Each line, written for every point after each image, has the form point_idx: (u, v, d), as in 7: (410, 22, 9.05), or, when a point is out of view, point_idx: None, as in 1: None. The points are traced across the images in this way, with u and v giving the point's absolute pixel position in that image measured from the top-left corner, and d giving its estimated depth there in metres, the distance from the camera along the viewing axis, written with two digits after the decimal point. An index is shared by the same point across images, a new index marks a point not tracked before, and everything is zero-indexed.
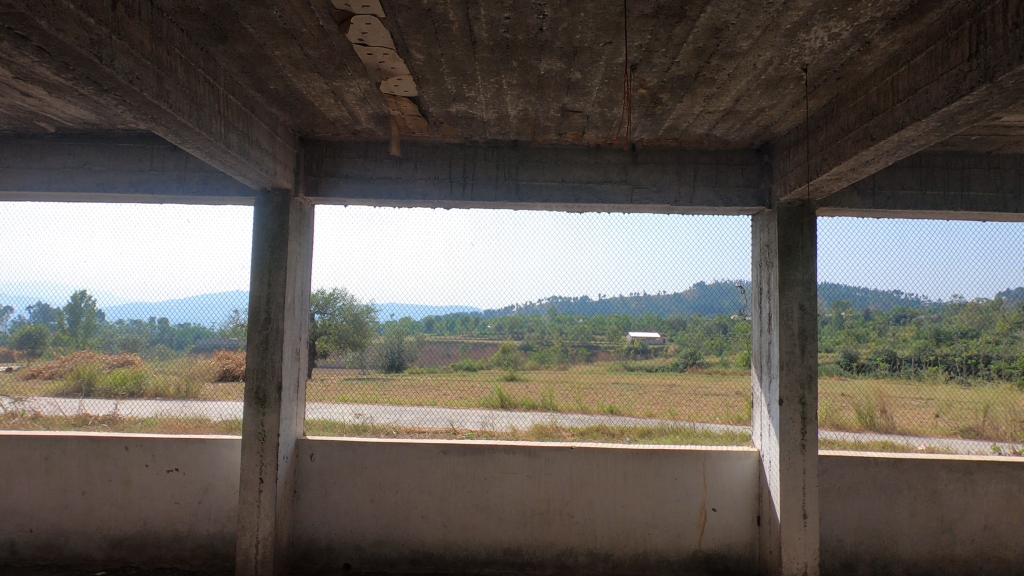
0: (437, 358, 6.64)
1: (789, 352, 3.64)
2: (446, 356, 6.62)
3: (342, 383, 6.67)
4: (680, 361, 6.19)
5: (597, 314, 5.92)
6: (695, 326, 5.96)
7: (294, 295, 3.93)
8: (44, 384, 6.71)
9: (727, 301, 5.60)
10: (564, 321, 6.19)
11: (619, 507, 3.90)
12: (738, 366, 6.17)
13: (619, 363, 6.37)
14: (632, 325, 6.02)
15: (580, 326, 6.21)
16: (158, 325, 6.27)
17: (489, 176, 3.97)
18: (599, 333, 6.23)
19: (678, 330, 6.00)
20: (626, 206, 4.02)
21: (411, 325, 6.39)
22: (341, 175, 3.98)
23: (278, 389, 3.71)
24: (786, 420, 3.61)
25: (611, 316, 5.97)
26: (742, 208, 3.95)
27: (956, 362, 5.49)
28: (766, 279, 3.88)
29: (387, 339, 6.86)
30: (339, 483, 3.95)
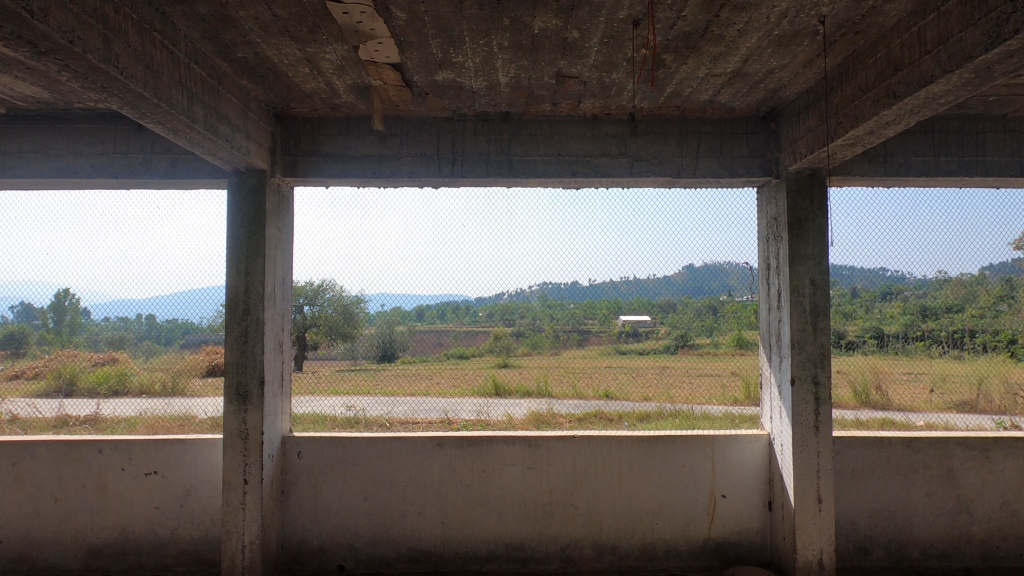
0: (428, 347, 6.49)
1: (801, 330, 3.46)
2: (438, 345, 6.52)
3: (332, 375, 6.30)
4: (672, 343, 6.14)
5: (588, 299, 5.84)
6: (685, 309, 5.90)
7: (275, 283, 3.68)
8: (25, 384, 6.39)
9: (716, 282, 5.57)
10: (556, 307, 6.06)
11: (625, 496, 3.72)
12: (729, 345, 5.96)
13: (610, 346, 6.37)
14: (623, 308, 5.95)
15: (571, 311, 6.12)
16: (143, 321, 6.13)
17: (479, 151, 3.73)
18: (591, 318, 6.15)
19: (668, 312, 5.97)
20: (625, 180, 3.79)
21: (401, 314, 6.22)
22: (321, 154, 3.71)
23: (260, 384, 3.48)
24: (799, 402, 3.44)
25: (601, 300, 5.88)
26: (748, 179, 3.74)
27: (943, 336, 5.39)
28: (774, 253, 3.68)
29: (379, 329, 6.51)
30: (329, 480, 3.74)
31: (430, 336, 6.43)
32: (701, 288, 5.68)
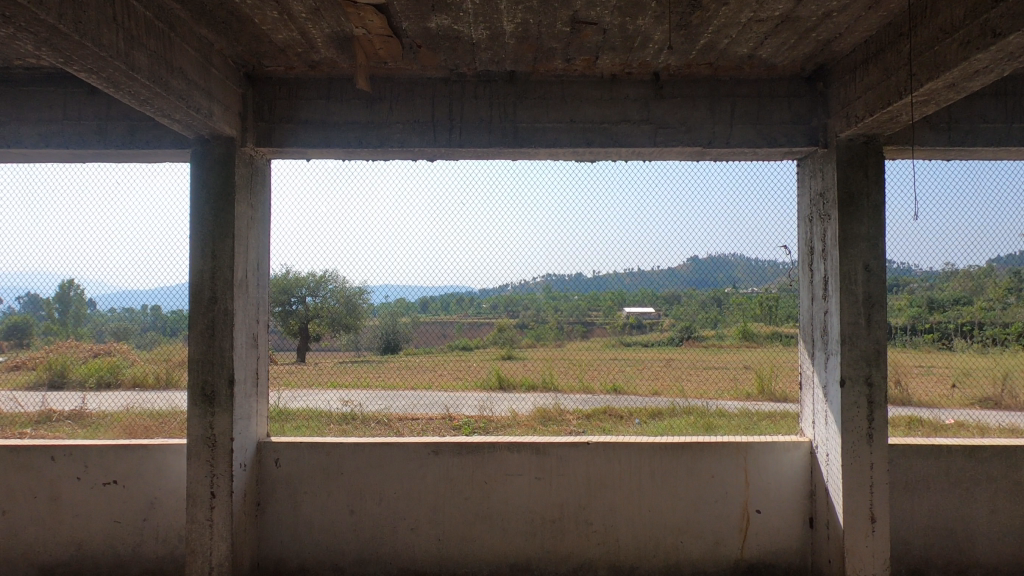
0: (433, 338, 6.00)
1: (853, 323, 2.98)
2: (442, 336, 6.00)
3: (336, 367, 6.41)
4: (677, 335, 5.93)
5: (591, 292, 5.29)
6: (692, 300, 5.51)
7: (248, 268, 3.22)
8: (17, 376, 6.56)
9: (719, 273, 5.08)
10: (557, 298, 5.41)
11: (646, 511, 3.27)
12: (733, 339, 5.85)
13: (615, 339, 6.11)
14: (628, 300, 5.39)
15: (574, 303, 5.57)
16: (149, 313, 5.30)
17: (481, 117, 3.25)
18: (595, 310, 5.69)
19: (672, 304, 5.56)
20: (648, 151, 3.31)
21: (404, 305, 5.69)
22: (300, 120, 3.24)
23: (229, 383, 3.03)
24: (850, 406, 2.97)
25: (606, 292, 5.31)
26: (789, 150, 3.25)
27: (951, 327, 5.30)
28: (820, 235, 3.20)
29: (382, 321, 6.09)
30: (311, 492, 3.31)
31: (432, 328, 5.92)
32: (706, 279, 5.18)
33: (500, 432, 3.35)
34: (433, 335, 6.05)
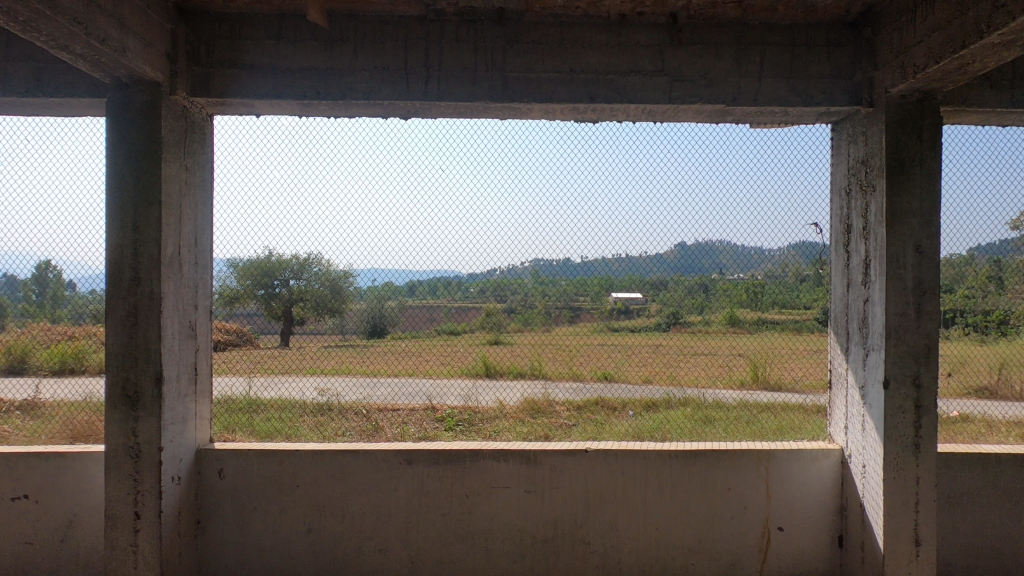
0: (420, 323, 5.54)
1: (900, 314, 2.54)
2: (430, 320, 5.51)
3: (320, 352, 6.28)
4: (664, 321, 5.50)
5: (580, 279, 4.77)
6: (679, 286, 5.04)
7: (183, 244, 2.69)
8: None
9: (707, 259, 4.65)
10: (547, 284, 4.92)
11: (652, 528, 2.83)
12: (721, 325, 5.53)
13: (602, 323, 5.60)
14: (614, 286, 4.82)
15: (563, 289, 5.02)
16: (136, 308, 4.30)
17: (463, 65, 2.72)
18: (581, 296, 5.13)
19: (660, 290, 5.04)
20: (660, 110, 2.81)
21: (393, 291, 5.11)
22: (244, 65, 2.68)
23: (156, 382, 2.51)
24: (894, 411, 2.53)
25: (592, 278, 4.70)
26: (826, 110, 2.76)
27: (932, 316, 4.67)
28: (860, 211, 2.73)
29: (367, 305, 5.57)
30: (261, 507, 2.82)
31: (418, 312, 5.40)
32: (693, 265, 4.73)
33: (484, 437, 2.88)
34: (418, 319, 5.57)
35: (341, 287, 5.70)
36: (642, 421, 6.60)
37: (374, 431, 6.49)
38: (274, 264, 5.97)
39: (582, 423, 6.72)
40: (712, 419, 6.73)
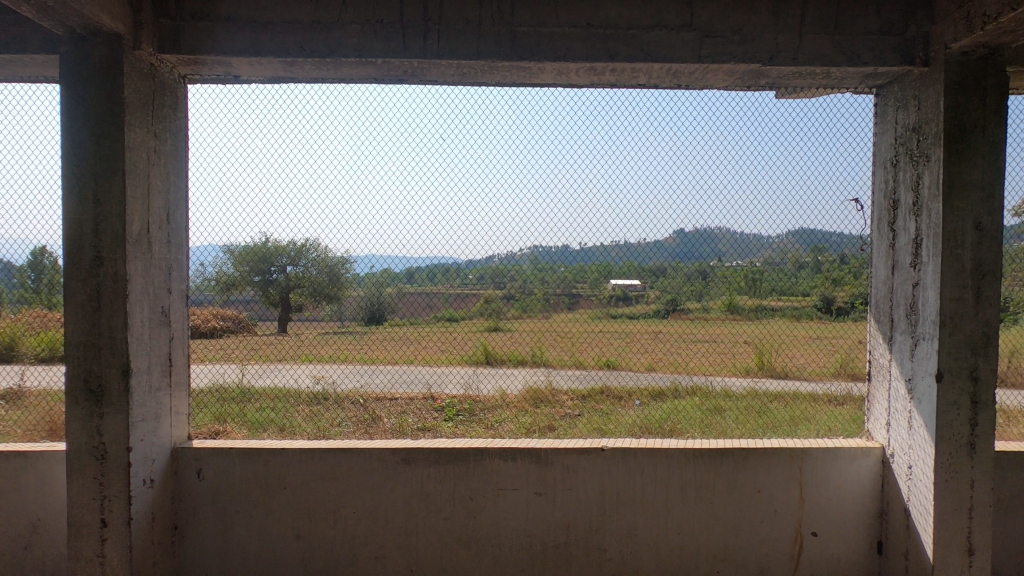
0: (418, 309, 5.29)
1: (957, 300, 2.26)
2: (429, 307, 5.25)
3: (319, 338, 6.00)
4: (663, 308, 5.24)
5: (579, 265, 4.54)
6: (678, 272, 4.85)
7: (153, 220, 2.40)
8: None
9: (707, 246, 4.42)
10: (545, 270, 4.71)
11: (674, 534, 2.59)
12: (718, 313, 5.30)
13: (602, 310, 5.34)
14: (615, 273, 4.64)
15: (563, 274, 4.78)
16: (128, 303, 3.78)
17: (467, 18, 2.41)
18: (581, 282, 4.87)
19: (658, 275, 4.82)
20: (687, 70, 2.51)
21: (393, 278, 4.86)
22: (218, 17, 2.37)
23: (122, 375, 2.23)
24: (948, 408, 2.27)
25: (592, 265, 4.51)
26: (873, 70, 2.47)
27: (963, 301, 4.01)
28: (910, 185, 2.45)
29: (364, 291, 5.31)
30: (245, 511, 2.56)
31: (417, 298, 5.15)
32: (692, 252, 4.52)
33: (489, 434, 2.63)
34: (416, 306, 5.34)
35: (338, 273, 5.44)
36: (649, 411, 6.44)
37: (371, 422, 6.28)
38: (270, 250, 5.68)
39: (587, 414, 6.51)
40: (721, 409, 6.53)
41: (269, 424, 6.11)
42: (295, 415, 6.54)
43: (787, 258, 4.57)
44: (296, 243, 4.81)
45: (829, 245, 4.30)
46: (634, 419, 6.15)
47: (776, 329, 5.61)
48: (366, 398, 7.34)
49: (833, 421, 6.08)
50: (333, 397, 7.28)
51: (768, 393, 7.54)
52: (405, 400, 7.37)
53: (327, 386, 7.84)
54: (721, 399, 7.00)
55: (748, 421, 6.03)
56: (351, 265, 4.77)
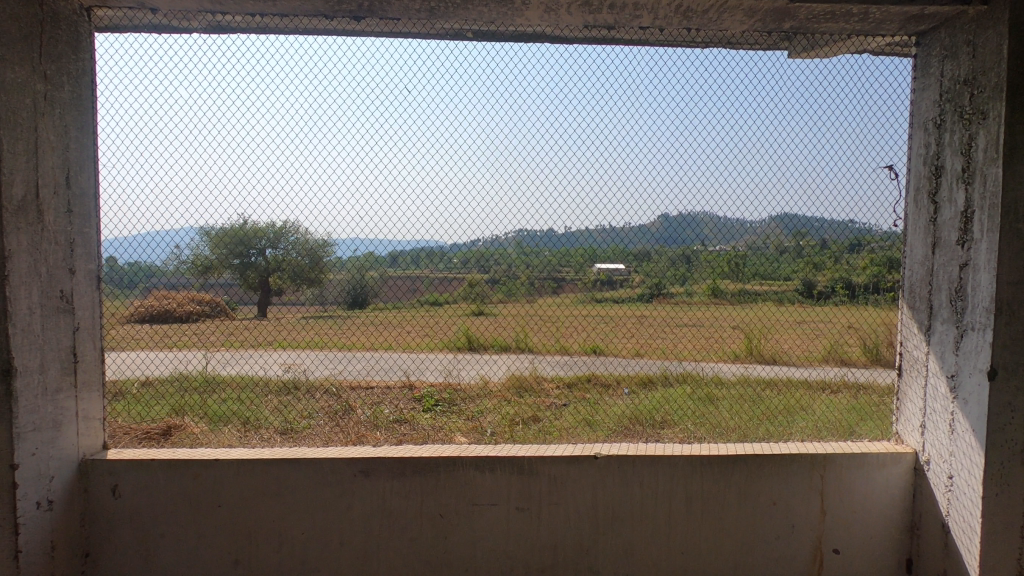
0: (400, 293, 4.96)
1: (1017, 284, 1.91)
2: (412, 291, 4.94)
3: (299, 323, 6.29)
4: (647, 291, 5.45)
5: (561, 250, 3.99)
6: (662, 257, 4.52)
7: (43, 183, 1.94)
8: None
9: (686, 231, 3.87)
10: (529, 256, 4.27)
11: (678, 552, 2.24)
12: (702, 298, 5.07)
13: (584, 294, 5.30)
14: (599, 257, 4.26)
15: (546, 260, 4.35)
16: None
17: None
18: (564, 268, 4.54)
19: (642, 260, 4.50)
20: (698, 7, 2.10)
21: (373, 262, 4.43)
22: None
23: (2, 377, 1.80)
24: (1001, 411, 1.93)
25: (576, 249, 4.10)
26: (919, 9, 2.07)
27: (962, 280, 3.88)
28: (958, 148, 2.09)
29: (349, 276, 4.84)
30: (171, 533, 2.15)
31: (401, 282, 4.77)
32: (675, 236, 3.94)
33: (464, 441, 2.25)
34: (399, 291, 4.97)
35: (318, 255, 4.98)
36: (638, 401, 6.12)
37: (344, 414, 5.88)
38: (249, 234, 5.24)
39: (573, 404, 6.17)
40: (713, 399, 6.23)
41: (232, 416, 5.69)
42: (263, 407, 6.11)
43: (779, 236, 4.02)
44: (258, 223, 4.35)
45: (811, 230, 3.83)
46: (623, 410, 5.82)
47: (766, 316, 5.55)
48: (340, 388, 6.91)
49: (830, 411, 5.81)
50: (305, 388, 6.85)
51: (760, 380, 7.27)
52: (381, 390, 6.95)
53: (300, 376, 7.40)
54: (713, 388, 6.71)
55: (743, 411, 5.74)
56: (328, 248, 4.33)
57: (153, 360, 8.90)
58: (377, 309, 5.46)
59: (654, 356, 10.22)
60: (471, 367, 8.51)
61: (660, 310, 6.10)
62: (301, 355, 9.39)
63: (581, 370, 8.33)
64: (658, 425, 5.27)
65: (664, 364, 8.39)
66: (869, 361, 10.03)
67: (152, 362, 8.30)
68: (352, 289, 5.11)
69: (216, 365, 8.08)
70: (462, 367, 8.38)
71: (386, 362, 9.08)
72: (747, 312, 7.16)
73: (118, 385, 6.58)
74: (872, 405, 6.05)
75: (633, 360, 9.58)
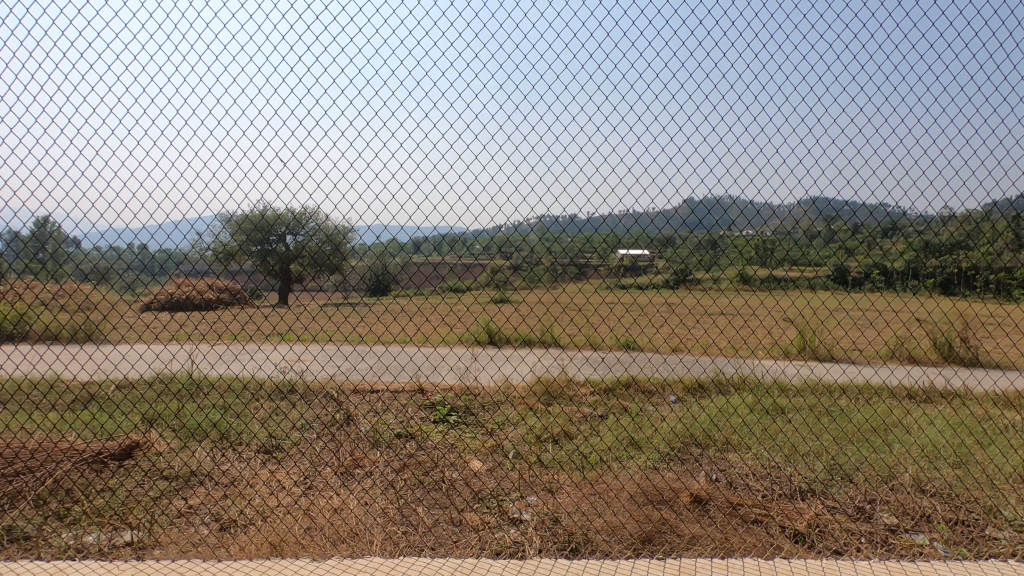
0: (422, 280, 4.18)
1: None
2: (434, 278, 4.15)
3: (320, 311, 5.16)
4: (670, 278, 4.41)
5: (590, 235, 3.39)
6: (686, 241, 3.80)
7: None
8: None
9: (740, 213, 3.43)
10: (552, 242, 3.53)
11: None
12: (730, 284, 4.55)
13: (607, 280, 4.26)
14: (624, 243, 3.62)
15: (569, 246, 3.59)
16: None
17: None
18: (590, 253, 3.72)
19: (666, 245, 3.83)
20: None
21: (389, 253, 3.56)
22: None
23: None
24: None
25: (603, 234, 3.43)
26: None
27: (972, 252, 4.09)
28: None
29: (368, 260, 3.85)
30: None
31: (420, 269, 3.93)
32: (701, 222, 3.42)
33: None
34: (422, 276, 4.18)
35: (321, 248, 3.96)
36: (691, 413, 5.11)
37: (341, 426, 4.97)
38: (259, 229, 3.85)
39: (613, 416, 5.16)
40: (782, 410, 5.23)
41: (211, 428, 4.83)
42: (251, 415, 5.24)
43: (847, 222, 3.57)
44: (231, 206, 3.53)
45: (861, 208, 3.46)
46: (674, 425, 4.78)
47: (816, 298, 4.99)
48: (342, 392, 6.03)
49: (931, 429, 4.71)
50: (302, 391, 5.99)
51: (830, 385, 6.18)
52: (388, 394, 6.02)
53: (299, 377, 6.55)
54: (779, 397, 5.67)
55: (824, 429, 4.67)
56: (329, 227, 3.53)
57: (143, 353, 8.14)
58: (404, 292, 4.62)
59: (696, 353, 9.13)
60: (491, 364, 7.60)
61: (714, 294, 5.03)
62: (305, 350, 8.53)
63: (619, 371, 7.25)
64: (722, 448, 4.23)
65: (716, 365, 7.40)
66: (943, 359, 8.85)
67: (139, 359, 7.47)
68: (373, 274, 4.19)
69: (209, 365, 7.25)
70: (480, 367, 7.41)
71: (397, 358, 8.16)
72: (815, 296, 6.01)
73: (91, 387, 5.76)
74: (979, 420, 4.94)
75: (673, 357, 8.48)
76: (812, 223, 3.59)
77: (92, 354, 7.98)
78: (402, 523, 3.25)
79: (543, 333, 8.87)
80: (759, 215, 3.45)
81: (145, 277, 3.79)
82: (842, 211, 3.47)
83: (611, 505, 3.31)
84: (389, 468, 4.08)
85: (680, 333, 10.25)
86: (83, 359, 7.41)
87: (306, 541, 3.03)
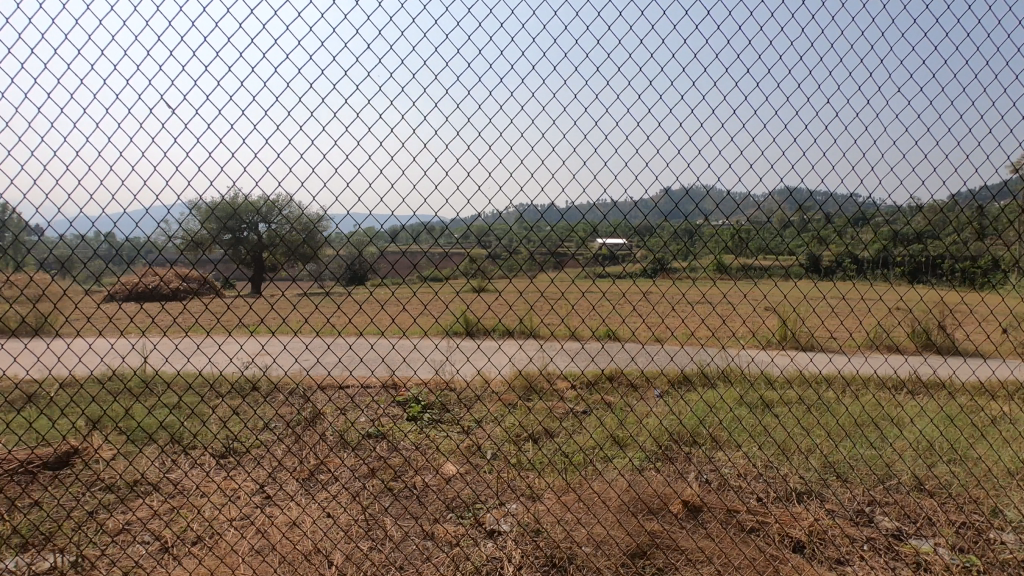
0: (392, 269, 3.86)
1: None
2: (403, 268, 3.84)
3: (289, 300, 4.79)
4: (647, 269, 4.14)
5: (573, 223, 3.08)
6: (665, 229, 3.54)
7: None
8: None
9: (731, 200, 3.17)
10: (531, 229, 3.22)
11: None
12: (704, 271, 4.33)
13: (588, 270, 3.99)
14: (605, 231, 3.33)
15: (550, 234, 3.30)
16: None
17: None
18: (571, 241, 3.43)
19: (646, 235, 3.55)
20: None
21: (355, 243, 3.18)
22: None
23: None
24: None
25: (582, 222, 3.14)
26: None
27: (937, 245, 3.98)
28: None
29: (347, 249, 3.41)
30: None
31: (389, 258, 3.59)
32: (682, 209, 3.16)
33: None
34: (390, 266, 3.85)
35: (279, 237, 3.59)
36: (678, 408, 4.90)
37: (307, 426, 4.63)
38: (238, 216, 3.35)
39: (595, 412, 4.92)
40: (771, 404, 5.06)
41: (164, 431, 4.45)
42: (209, 416, 4.87)
43: (817, 211, 3.37)
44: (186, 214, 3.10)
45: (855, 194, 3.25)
46: (660, 421, 4.56)
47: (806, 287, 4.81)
48: (309, 389, 5.67)
49: (922, 424, 4.57)
50: (267, 388, 5.62)
51: (815, 376, 6.04)
52: (359, 390, 5.69)
53: (264, 372, 6.17)
54: (767, 390, 5.50)
55: (814, 424, 4.50)
56: (284, 212, 3.17)
57: (100, 348, 7.66)
58: (377, 282, 4.30)
59: (679, 343, 8.95)
60: (468, 357, 7.30)
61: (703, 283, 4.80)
62: (273, 343, 8.11)
63: (601, 363, 7.02)
64: (711, 446, 4.01)
65: (701, 356, 7.23)
66: (923, 347, 8.81)
67: (93, 355, 7.00)
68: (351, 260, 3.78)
69: (167, 360, 6.81)
70: (457, 360, 7.10)
71: (370, 351, 7.81)
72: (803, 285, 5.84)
73: (32, 385, 5.30)
74: (970, 413, 4.81)
75: (655, 348, 8.29)
76: (810, 210, 3.36)
77: (43, 349, 7.47)
78: (368, 538, 2.95)
79: (522, 324, 8.58)
80: (751, 201, 3.20)
81: (77, 268, 3.40)
82: (845, 197, 3.22)
83: (596, 514, 3.05)
84: (356, 473, 3.76)
85: (662, 323, 10.08)
86: (32, 355, 6.91)
87: (259, 563, 2.71)
